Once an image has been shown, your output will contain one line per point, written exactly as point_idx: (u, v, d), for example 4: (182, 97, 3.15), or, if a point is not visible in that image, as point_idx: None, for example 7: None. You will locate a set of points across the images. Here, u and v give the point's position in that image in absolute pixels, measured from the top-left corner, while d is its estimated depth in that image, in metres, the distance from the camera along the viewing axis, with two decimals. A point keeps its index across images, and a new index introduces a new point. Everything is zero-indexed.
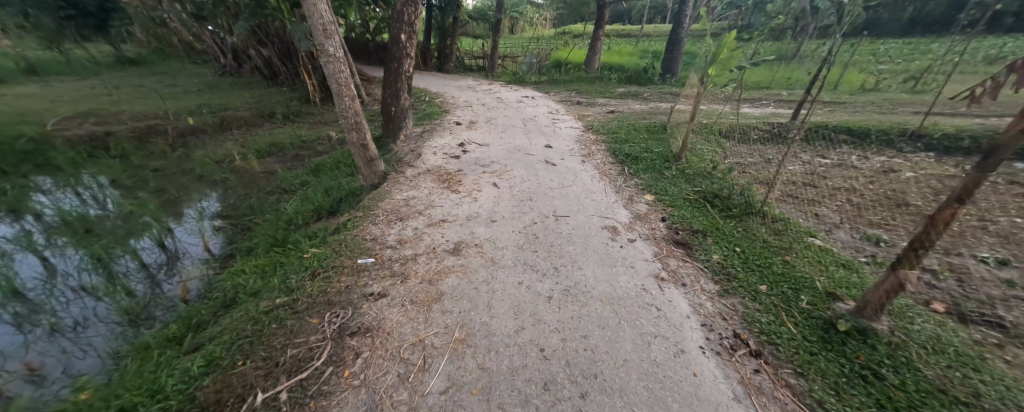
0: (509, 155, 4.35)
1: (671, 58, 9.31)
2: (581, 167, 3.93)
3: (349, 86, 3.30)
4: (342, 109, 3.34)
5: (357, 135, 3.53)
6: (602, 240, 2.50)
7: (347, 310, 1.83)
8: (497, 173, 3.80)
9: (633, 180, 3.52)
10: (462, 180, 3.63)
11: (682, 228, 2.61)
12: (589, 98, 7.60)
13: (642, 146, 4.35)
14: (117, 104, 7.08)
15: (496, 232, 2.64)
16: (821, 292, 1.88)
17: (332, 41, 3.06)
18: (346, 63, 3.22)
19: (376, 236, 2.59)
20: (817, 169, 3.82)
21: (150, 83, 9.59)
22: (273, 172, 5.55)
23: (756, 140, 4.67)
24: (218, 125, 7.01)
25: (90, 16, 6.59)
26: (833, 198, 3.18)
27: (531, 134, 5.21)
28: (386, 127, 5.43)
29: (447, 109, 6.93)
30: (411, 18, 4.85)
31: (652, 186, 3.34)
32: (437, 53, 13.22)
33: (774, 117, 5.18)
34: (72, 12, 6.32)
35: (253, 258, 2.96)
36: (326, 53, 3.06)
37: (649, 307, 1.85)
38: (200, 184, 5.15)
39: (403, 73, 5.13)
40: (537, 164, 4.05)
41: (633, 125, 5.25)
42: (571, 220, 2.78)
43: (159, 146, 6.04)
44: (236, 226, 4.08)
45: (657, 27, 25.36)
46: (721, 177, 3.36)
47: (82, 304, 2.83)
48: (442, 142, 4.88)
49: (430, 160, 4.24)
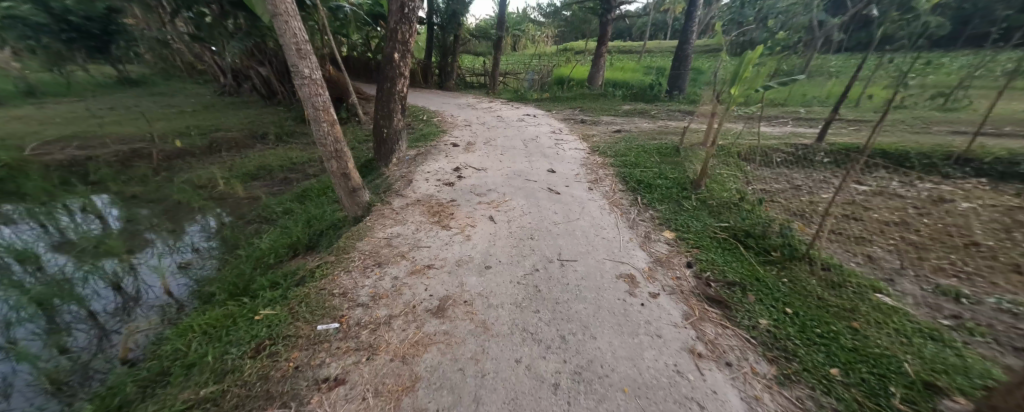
0: (508, 182, 3.95)
1: (678, 74, 9.01)
2: (588, 196, 3.53)
3: (328, 110, 2.97)
4: (321, 135, 3.00)
5: (338, 164, 3.17)
6: (616, 296, 2.05)
7: (288, 409, 1.37)
8: (495, 203, 3.41)
9: (649, 212, 3.11)
10: (454, 212, 3.23)
11: (714, 279, 2.16)
12: (593, 116, 7.26)
13: (656, 170, 3.97)
14: (106, 126, 6.87)
15: (491, 283, 2.21)
16: (919, 383, 1.40)
17: (309, 62, 2.75)
18: (325, 85, 2.90)
19: (346, 289, 2.17)
20: (856, 197, 3.41)
21: (145, 104, 9.46)
22: (256, 198, 5.21)
23: (779, 163, 4.27)
24: (207, 147, 6.75)
25: (92, 38, 6.17)
26: (883, 235, 2.74)
27: (533, 156, 4.85)
28: (378, 151, 5.09)
29: (445, 129, 6.64)
30: (405, 36, 4.60)
31: (671, 219, 2.92)
32: (437, 71, 13.11)
33: (795, 137, 4.80)
34: (73, 34, 5.91)
35: (208, 310, 2.54)
36: (300, 74, 2.73)
37: (688, 404, 1.36)
38: (179, 213, 4.83)
39: (396, 93, 4.84)
40: (539, 192, 3.65)
41: (643, 147, 4.87)
42: (579, 267, 2.35)
43: (141, 170, 5.76)
44: (205, 263, 3.69)
45: (658, 43, 25.38)
46: (751, 209, 2.94)
47: (5, 366, 2.41)
48: (436, 167, 4.52)
49: (421, 187, 3.87)
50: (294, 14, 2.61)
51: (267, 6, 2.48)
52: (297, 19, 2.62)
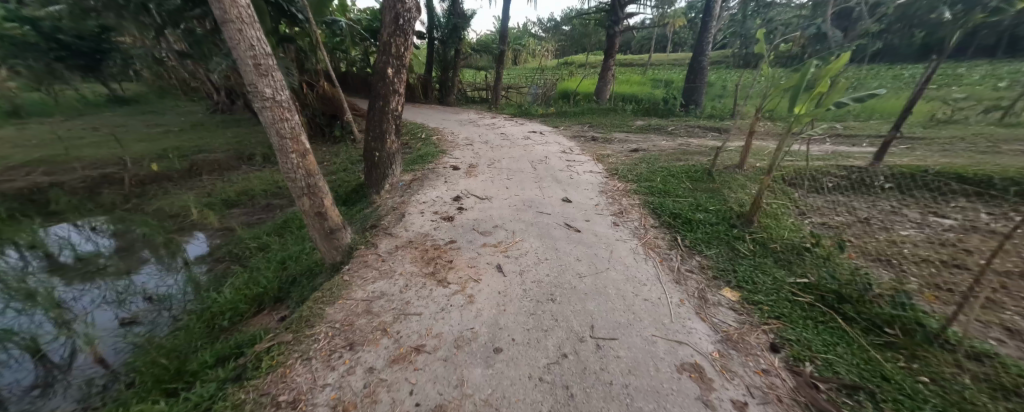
0: (517, 215, 3.38)
1: (694, 87, 8.45)
2: (615, 235, 2.93)
3: (298, 139, 2.40)
4: (288, 168, 2.43)
5: (311, 202, 2.59)
6: (684, 409, 1.37)
7: None
8: (503, 246, 2.81)
9: (696, 259, 2.49)
10: (453, 260, 2.62)
11: (821, 377, 1.49)
12: (605, 133, 6.72)
13: (691, 200, 3.39)
14: (80, 149, 6.40)
15: (501, 382, 1.54)
16: None
17: (271, 81, 2.18)
18: (293, 108, 2.34)
19: (296, 394, 1.50)
20: (945, 234, 2.79)
21: (131, 124, 9.04)
22: (230, 231, 4.65)
23: (831, 189, 3.70)
24: (186, 170, 6.24)
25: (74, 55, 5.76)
26: (1013, 293, 2.09)
27: (544, 181, 4.28)
28: (369, 176, 4.54)
29: (444, 148, 6.10)
30: (400, 49, 4.11)
31: (727, 271, 2.30)
32: (438, 86, 12.73)
33: (844, 157, 4.21)
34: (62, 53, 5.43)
35: (122, 402, 1.90)
36: (259, 93, 2.16)
37: None
38: (142, 250, 4.27)
39: (390, 112, 4.32)
40: (555, 230, 3.05)
41: (667, 169, 4.30)
42: (622, 353, 1.69)
43: (109, 198, 5.24)
44: (154, 317, 3.07)
45: (660, 56, 25.26)
46: (828, 256, 2.33)
47: None
48: (434, 196, 3.96)
49: (415, 223, 3.28)
50: (252, 22, 2.06)
51: (214, 10, 1.92)
52: (255, 27, 2.06)
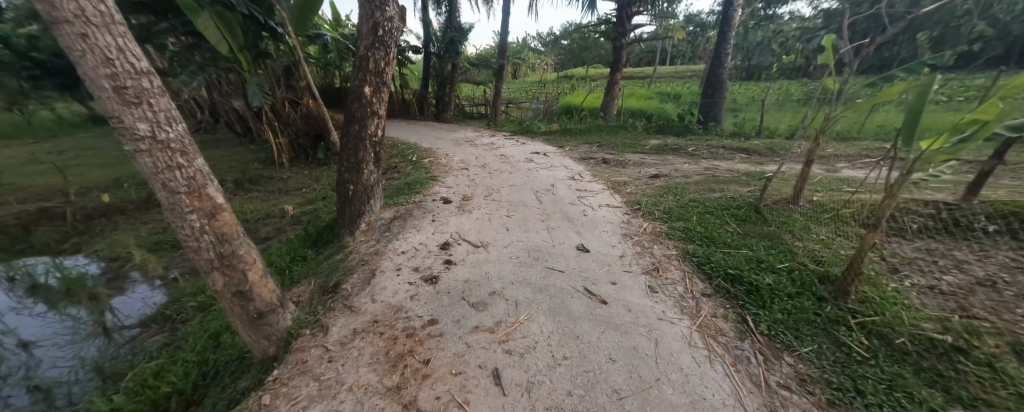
0: (521, 273, 2.60)
1: (712, 102, 7.79)
2: (655, 311, 2.13)
3: (201, 193, 1.65)
4: (184, 234, 1.65)
5: (226, 279, 1.81)
6: None
7: None
8: (501, 332, 2.00)
9: (787, 362, 1.68)
10: (431, 360, 1.81)
11: None
12: (617, 155, 6.00)
13: (746, 251, 2.61)
14: (25, 179, 5.69)
15: None
16: None
17: (147, 111, 1.43)
18: (184, 150, 1.56)
19: None
20: None
21: (102, 145, 8.38)
22: (176, 280, 3.88)
23: (918, 232, 2.94)
24: (143, 201, 5.50)
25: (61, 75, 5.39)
26: None
27: (552, 219, 3.52)
28: (342, 213, 3.78)
29: (437, 174, 5.36)
30: (379, 64, 3.40)
31: (850, 393, 1.48)
32: (435, 102, 12.11)
33: (922, 189, 3.42)
34: (38, 71, 5.17)
35: None
36: (126, 131, 1.40)
37: None
38: (59, 308, 3.47)
39: (367, 138, 3.59)
40: (573, 301, 2.25)
41: (703, 203, 3.55)
42: None
43: (44, 237, 4.50)
44: None
45: (660, 69, 24.99)
46: (996, 365, 1.53)
47: None
48: (417, 242, 3.18)
49: (387, 288, 2.49)
50: (109, 23, 1.30)
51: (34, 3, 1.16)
52: (114, 30, 1.31)
